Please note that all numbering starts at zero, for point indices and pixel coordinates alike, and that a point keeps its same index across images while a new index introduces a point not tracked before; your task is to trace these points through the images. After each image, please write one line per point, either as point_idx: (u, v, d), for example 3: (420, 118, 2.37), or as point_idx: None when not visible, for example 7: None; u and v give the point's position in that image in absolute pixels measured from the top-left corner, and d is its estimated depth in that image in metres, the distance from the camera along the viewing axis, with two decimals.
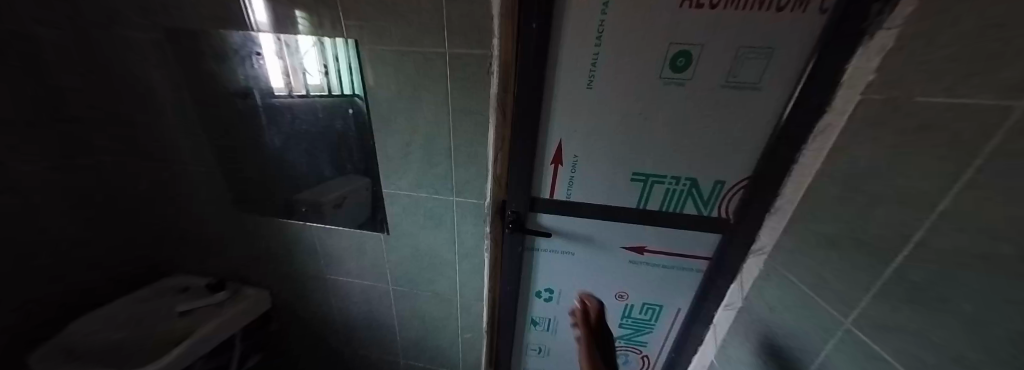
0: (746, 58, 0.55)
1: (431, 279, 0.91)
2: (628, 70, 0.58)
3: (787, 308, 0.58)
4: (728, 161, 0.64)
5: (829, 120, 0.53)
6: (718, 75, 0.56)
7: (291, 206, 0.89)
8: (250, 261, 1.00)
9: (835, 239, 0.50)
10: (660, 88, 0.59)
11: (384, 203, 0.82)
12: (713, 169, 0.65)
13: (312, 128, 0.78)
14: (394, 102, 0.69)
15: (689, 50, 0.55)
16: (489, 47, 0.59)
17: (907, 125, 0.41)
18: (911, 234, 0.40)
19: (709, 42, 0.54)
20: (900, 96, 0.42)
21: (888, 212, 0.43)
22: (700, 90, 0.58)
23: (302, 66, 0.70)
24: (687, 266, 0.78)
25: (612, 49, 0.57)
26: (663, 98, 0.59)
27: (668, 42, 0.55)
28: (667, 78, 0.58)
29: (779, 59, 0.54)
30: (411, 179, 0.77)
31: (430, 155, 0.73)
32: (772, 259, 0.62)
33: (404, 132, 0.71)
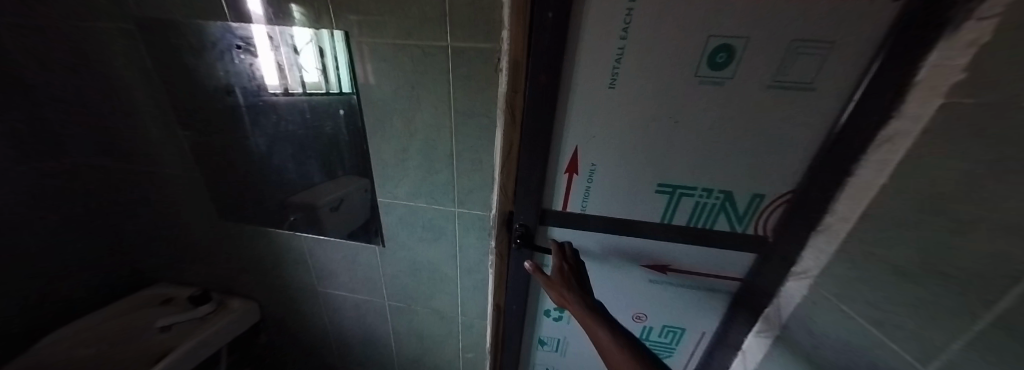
0: (800, 53, 0.46)
1: (429, 295, 0.83)
2: (658, 66, 0.49)
3: (844, 346, 0.49)
4: (769, 173, 0.55)
5: (897, 127, 0.43)
6: (765, 73, 0.47)
7: (280, 214, 0.82)
8: (237, 272, 0.93)
9: (906, 270, 0.42)
10: (694, 88, 0.50)
11: (380, 212, 0.75)
12: (751, 182, 0.56)
13: (301, 129, 0.71)
14: (388, 102, 0.61)
15: (732, 44, 0.46)
16: (500, 40, 0.52)
17: (1005, 142, 0.32)
18: (1013, 281, 0.31)
19: (759, 34, 0.45)
20: (997, 104, 0.33)
21: (978, 248, 0.34)
22: (743, 92, 0.49)
23: (299, 63, 0.63)
24: (714, 286, 0.69)
25: (640, 42, 0.48)
26: (698, 100, 0.51)
27: (706, 34, 0.46)
28: (703, 76, 0.49)
29: (838, 55, 0.45)
30: (409, 187, 0.69)
31: (430, 161, 0.65)
32: (823, 286, 0.53)
33: (400, 135, 0.64)
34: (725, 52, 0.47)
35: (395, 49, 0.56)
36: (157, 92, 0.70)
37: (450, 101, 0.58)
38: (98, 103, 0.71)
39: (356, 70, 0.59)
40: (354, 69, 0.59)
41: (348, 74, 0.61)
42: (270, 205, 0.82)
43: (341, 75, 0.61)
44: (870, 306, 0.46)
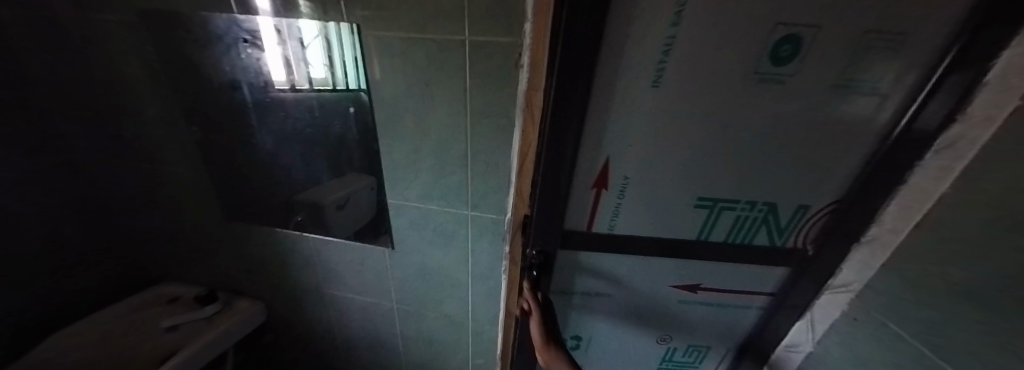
0: (873, 49, 0.36)
1: (439, 300, 0.81)
2: (709, 62, 0.39)
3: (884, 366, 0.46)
4: (815, 181, 0.49)
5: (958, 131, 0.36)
6: (830, 71, 0.38)
7: (289, 213, 0.80)
8: (243, 272, 0.92)
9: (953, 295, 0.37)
10: (747, 89, 0.41)
11: (389, 215, 0.72)
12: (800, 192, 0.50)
13: (309, 127, 0.68)
14: (401, 99, 0.58)
15: (801, 34, 0.36)
16: (521, 34, 0.48)
17: None
18: None
19: (837, 25, 0.35)
20: None
21: None
22: (807, 95, 0.41)
23: (306, 57, 0.60)
24: (745, 304, 0.64)
25: (691, 32, 0.37)
26: (755, 103, 0.42)
27: (774, 22, 0.36)
28: (762, 74, 0.39)
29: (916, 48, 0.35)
30: (420, 189, 0.67)
31: (442, 163, 0.62)
32: (864, 302, 0.49)
33: (412, 135, 0.61)
34: (792, 45, 0.37)
35: (410, 44, 0.52)
36: (161, 88, 0.67)
37: (468, 99, 0.55)
38: (100, 99, 0.69)
39: (366, 65, 0.56)
40: (363, 64, 0.56)
41: (356, 69, 0.58)
42: (278, 204, 0.79)
43: (346, 71, 0.59)
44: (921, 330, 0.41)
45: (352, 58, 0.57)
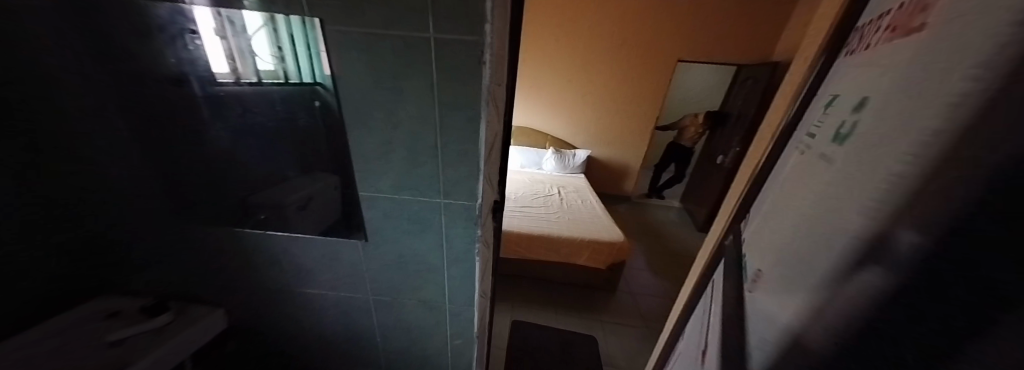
0: None
1: (416, 287, 0.84)
2: None
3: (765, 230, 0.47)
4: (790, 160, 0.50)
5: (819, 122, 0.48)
6: None
7: (250, 210, 0.77)
8: (199, 277, 0.87)
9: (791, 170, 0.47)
10: None
11: (361, 207, 0.73)
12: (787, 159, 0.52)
13: (270, 122, 0.67)
14: (370, 92, 0.60)
15: None
16: (482, 33, 0.53)
17: None
18: None
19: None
20: None
21: None
22: None
23: (253, 48, 0.60)
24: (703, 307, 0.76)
25: None
26: None
27: None
28: None
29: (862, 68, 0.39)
30: (394, 180, 0.69)
31: (414, 154, 0.65)
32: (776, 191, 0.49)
33: (383, 127, 0.63)
34: None
35: (378, 39, 0.55)
36: (105, 83, 0.64)
37: (437, 92, 0.59)
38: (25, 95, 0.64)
39: (331, 58, 0.57)
40: (328, 57, 0.57)
41: (316, 60, 0.58)
42: (237, 203, 0.76)
43: (297, 63, 0.60)
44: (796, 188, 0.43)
45: (303, 51, 0.58)
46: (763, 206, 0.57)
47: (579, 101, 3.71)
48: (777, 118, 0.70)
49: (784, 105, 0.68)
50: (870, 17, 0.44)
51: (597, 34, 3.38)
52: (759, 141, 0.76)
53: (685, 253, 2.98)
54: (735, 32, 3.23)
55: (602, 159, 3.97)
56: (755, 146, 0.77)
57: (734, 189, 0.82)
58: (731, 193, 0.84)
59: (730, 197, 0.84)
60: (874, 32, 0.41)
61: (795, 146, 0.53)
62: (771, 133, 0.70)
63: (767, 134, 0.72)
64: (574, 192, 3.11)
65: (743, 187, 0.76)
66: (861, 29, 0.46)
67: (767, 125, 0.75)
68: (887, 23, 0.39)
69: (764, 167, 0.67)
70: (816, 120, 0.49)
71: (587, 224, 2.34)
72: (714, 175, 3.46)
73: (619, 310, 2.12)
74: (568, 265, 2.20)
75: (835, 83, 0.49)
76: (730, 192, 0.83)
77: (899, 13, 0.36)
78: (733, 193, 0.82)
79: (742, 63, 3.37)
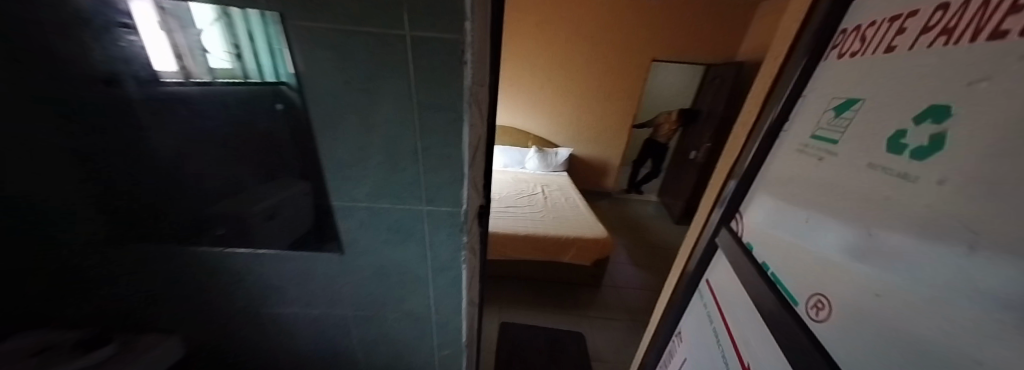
0: None
1: (400, 299, 0.80)
2: None
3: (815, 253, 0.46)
4: (801, 165, 0.53)
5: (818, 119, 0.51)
6: None
7: (211, 223, 0.70)
8: (148, 302, 0.77)
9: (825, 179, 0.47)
10: None
11: (335, 218, 0.68)
12: (790, 163, 0.56)
13: (225, 127, 0.60)
14: (340, 94, 0.55)
15: None
16: (461, 31, 0.50)
17: None
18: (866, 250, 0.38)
19: None
20: None
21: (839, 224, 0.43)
22: None
23: (204, 46, 0.53)
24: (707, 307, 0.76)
25: None
26: None
27: None
28: None
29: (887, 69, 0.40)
30: (371, 187, 0.64)
31: (392, 159, 0.61)
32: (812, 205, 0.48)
33: (356, 131, 0.58)
34: None
35: (349, 36, 0.50)
36: (21, 85, 0.55)
37: (416, 93, 0.55)
38: None
39: (295, 56, 0.52)
40: (291, 55, 0.52)
41: (279, 59, 0.53)
42: (196, 216, 0.69)
43: (257, 62, 0.54)
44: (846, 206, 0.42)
45: (263, 48, 0.52)
46: (775, 211, 0.57)
47: (559, 99, 3.74)
48: (750, 116, 0.73)
49: (757, 104, 0.71)
50: (865, 21, 0.45)
51: (575, 34, 3.42)
52: (733, 138, 0.79)
53: (664, 246, 3.10)
54: (704, 33, 3.39)
55: (583, 157, 4.03)
56: (729, 143, 0.80)
57: (711, 185, 0.85)
58: (708, 188, 0.86)
59: (708, 193, 0.87)
60: (885, 35, 0.41)
61: (801, 149, 0.54)
62: (746, 131, 0.73)
63: (741, 132, 0.75)
64: (558, 190, 3.13)
65: (721, 183, 0.78)
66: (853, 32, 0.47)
67: (740, 123, 0.78)
68: (904, 27, 0.39)
69: (741, 164, 0.70)
70: (828, 123, 0.49)
71: (571, 222, 2.36)
72: (688, 170, 3.62)
73: (605, 305, 2.16)
74: (554, 263, 2.21)
75: (818, 86, 0.53)
76: (708, 188, 0.86)
77: (924, 14, 0.36)
78: (711, 189, 0.85)
79: (711, 62, 3.54)
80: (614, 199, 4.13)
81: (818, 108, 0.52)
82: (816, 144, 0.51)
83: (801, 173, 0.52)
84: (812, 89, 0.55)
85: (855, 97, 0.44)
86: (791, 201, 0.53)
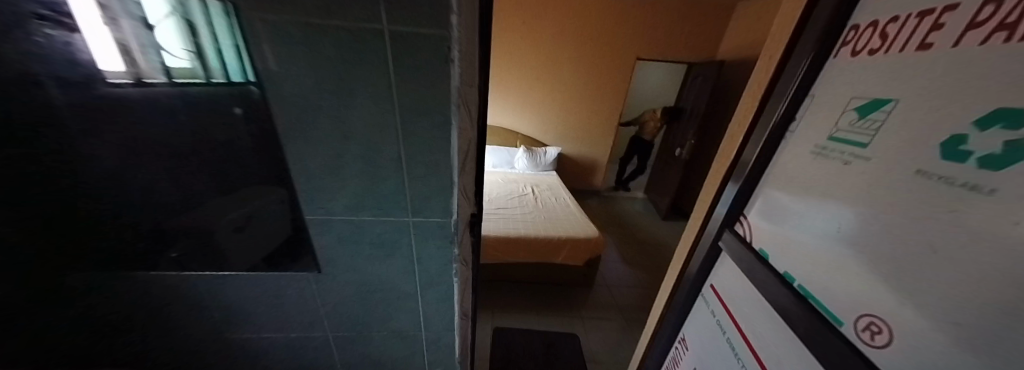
0: None
1: (386, 317, 0.73)
2: None
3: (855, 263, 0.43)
4: (817, 166, 0.51)
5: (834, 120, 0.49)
6: None
7: (166, 242, 0.62)
8: (104, 328, 0.71)
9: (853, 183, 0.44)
10: None
11: (310, 234, 0.61)
12: (802, 165, 0.54)
13: (173, 136, 0.52)
14: (309, 97, 0.48)
15: None
16: (447, 26, 0.45)
17: None
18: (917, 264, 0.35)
19: None
20: None
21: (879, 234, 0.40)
22: None
23: (159, 42, 0.45)
24: (715, 314, 0.73)
25: None
26: None
27: None
28: None
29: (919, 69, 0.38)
30: (349, 199, 0.58)
31: (372, 167, 0.55)
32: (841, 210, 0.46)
33: (330, 138, 0.52)
34: None
35: (317, 30, 0.44)
36: None
37: (395, 95, 0.49)
38: None
39: (255, 55, 0.45)
40: (252, 52, 0.45)
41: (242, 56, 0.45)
42: (146, 235, 0.61)
43: (219, 60, 0.46)
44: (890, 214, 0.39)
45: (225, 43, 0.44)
46: (794, 220, 0.54)
47: (547, 98, 3.72)
48: (747, 115, 0.71)
49: (754, 103, 0.70)
50: (885, 17, 0.43)
51: (561, 32, 3.41)
52: (729, 137, 0.78)
53: (653, 242, 3.14)
54: (686, 32, 3.45)
55: (572, 156, 4.03)
56: (725, 143, 0.79)
57: (707, 185, 0.84)
58: (704, 189, 0.85)
59: (704, 193, 0.86)
60: (913, 32, 0.39)
61: (819, 154, 0.51)
62: (743, 130, 0.71)
63: (737, 131, 0.74)
64: (548, 190, 3.11)
65: (718, 184, 0.77)
66: (867, 30, 0.45)
67: (735, 122, 0.76)
68: (938, 22, 0.36)
69: (741, 164, 0.68)
70: (850, 125, 0.47)
71: (563, 222, 2.34)
72: (674, 166, 3.70)
73: (598, 305, 2.16)
74: (547, 264, 2.18)
75: (827, 84, 0.52)
76: (703, 189, 0.85)
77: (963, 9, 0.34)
78: (707, 190, 0.83)
79: (693, 61, 3.61)
80: (603, 197, 4.16)
81: (833, 109, 0.50)
82: (840, 148, 0.48)
83: (823, 180, 0.49)
84: (821, 89, 0.53)
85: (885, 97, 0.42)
86: (813, 210, 0.51)
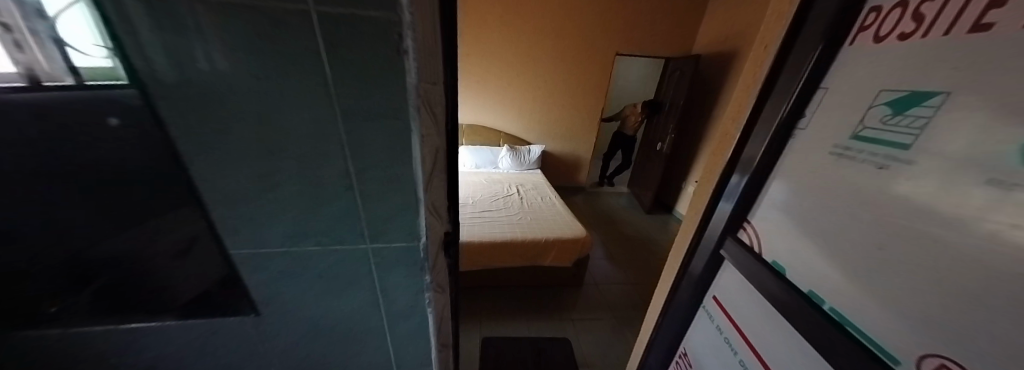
0: None
1: (349, 357, 0.63)
2: None
3: (906, 293, 0.37)
4: (840, 172, 0.45)
5: (858, 118, 0.44)
6: None
7: (47, 291, 0.48)
8: None
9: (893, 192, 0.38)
10: None
11: (242, 272, 0.50)
12: (815, 168, 0.49)
13: (26, 158, 0.38)
14: (215, 100, 0.37)
15: None
16: (396, 8, 0.35)
17: None
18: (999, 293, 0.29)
19: None
20: None
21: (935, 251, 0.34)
22: None
23: (58, 30, 0.33)
24: (722, 329, 0.69)
25: None
26: None
27: None
28: None
29: (974, 57, 0.32)
30: (289, 225, 0.47)
31: (313, 188, 0.44)
32: (876, 227, 0.40)
33: (252, 151, 0.40)
34: None
35: (214, 11, 0.32)
36: None
37: (334, 94, 0.38)
38: None
39: (191, 54, 0.34)
40: (187, 53, 0.34)
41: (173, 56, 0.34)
42: (9, 285, 0.47)
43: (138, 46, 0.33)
44: (953, 238, 0.33)
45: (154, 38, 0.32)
46: (815, 231, 0.49)
47: (528, 96, 3.63)
48: (744, 108, 0.66)
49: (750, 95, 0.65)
50: None
51: (540, 27, 3.32)
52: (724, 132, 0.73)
53: (639, 237, 3.16)
54: (663, 27, 3.48)
55: (555, 153, 3.99)
56: (719, 138, 0.74)
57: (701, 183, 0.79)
58: (698, 187, 0.81)
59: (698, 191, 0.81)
60: (958, 11, 0.33)
61: (840, 155, 0.46)
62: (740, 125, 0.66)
63: (733, 126, 0.69)
64: (533, 190, 3.04)
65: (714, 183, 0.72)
66: (894, 11, 0.40)
67: (730, 115, 0.71)
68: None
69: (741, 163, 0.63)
70: (881, 123, 0.41)
71: (550, 223, 2.28)
72: (655, 161, 3.74)
73: (588, 305, 2.11)
74: (534, 267, 2.11)
75: (842, 77, 0.46)
76: (697, 187, 0.80)
77: None
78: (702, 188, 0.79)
79: (670, 55, 3.65)
80: (588, 193, 4.16)
81: (855, 104, 0.44)
82: (867, 147, 0.42)
83: (848, 187, 0.44)
84: (835, 80, 0.47)
85: (926, 90, 0.36)
86: (837, 220, 0.45)
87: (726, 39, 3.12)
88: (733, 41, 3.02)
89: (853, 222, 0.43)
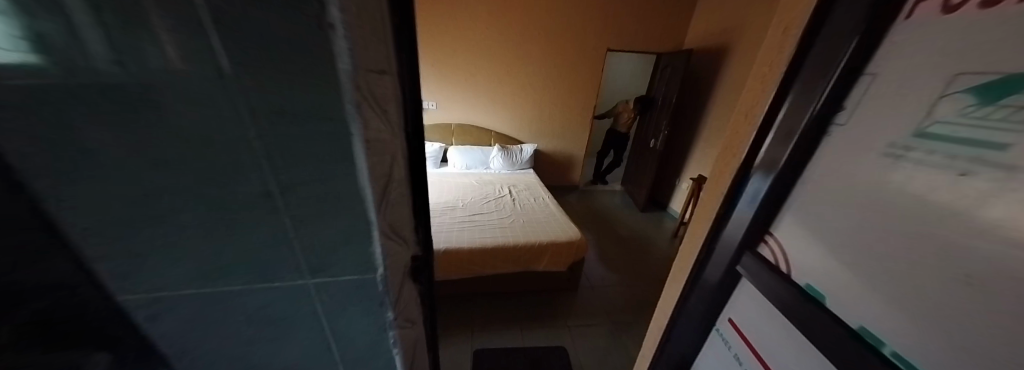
0: None
1: None
2: None
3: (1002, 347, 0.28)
4: (894, 180, 0.36)
5: (917, 112, 0.34)
6: None
7: None
8: None
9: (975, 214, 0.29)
10: None
11: (143, 321, 0.39)
12: (860, 174, 0.40)
13: None
14: (58, 102, 0.25)
15: None
16: None
17: None
18: None
19: None
20: None
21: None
22: None
23: None
24: (739, 355, 0.61)
25: None
26: None
27: None
28: None
29: None
30: (197, 261, 0.36)
31: (220, 217, 0.33)
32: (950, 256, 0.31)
33: (129, 167, 0.29)
34: None
35: None
36: None
37: (228, 91, 0.26)
38: None
39: (97, 43, 0.23)
40: (139, 47, 0.24)
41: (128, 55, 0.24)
42: None
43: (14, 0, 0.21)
44: None
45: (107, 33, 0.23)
46: (858, 250, 0.40)
47: (518, 94, 3.53)
48: (760, 99, 0.57)
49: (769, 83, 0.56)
50: None
51: (530, 23, 3.21)
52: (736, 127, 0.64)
53: (634, 236, 3.11)
54: (655, 22, 3.41)
55: (548, 152, 3.90)
56: (731, 133, 0.66)
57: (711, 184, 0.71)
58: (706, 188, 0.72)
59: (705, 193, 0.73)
60: None
61: (896, 157, 0.36)
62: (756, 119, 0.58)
63: (748, 120, 0.60)
64: (525, 190, 2.95)
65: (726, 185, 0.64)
66: None
67: (744, 107, 0.63)
68: None
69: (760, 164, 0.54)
70: (952, 117, 0.31)
71: (544, 225, 2.19)
72: (649, 158, 3.70)
73: (585, 310, 2.03)
74: (528, 272, 2.02)
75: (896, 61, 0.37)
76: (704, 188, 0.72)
77: None
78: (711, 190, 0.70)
79: (661, 51, 3.58)
80: (581, 192, 4.09)
81: (916, 93, 0.35)
82: (933, 149, 0.32)
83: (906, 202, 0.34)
84: (885, 64, 0.38)
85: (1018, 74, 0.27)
86: (889, 238, 0.36)
87: (719, 33, 3.07)
88: (727, 36, 2.96)
89: (915, 247, 0.34)
